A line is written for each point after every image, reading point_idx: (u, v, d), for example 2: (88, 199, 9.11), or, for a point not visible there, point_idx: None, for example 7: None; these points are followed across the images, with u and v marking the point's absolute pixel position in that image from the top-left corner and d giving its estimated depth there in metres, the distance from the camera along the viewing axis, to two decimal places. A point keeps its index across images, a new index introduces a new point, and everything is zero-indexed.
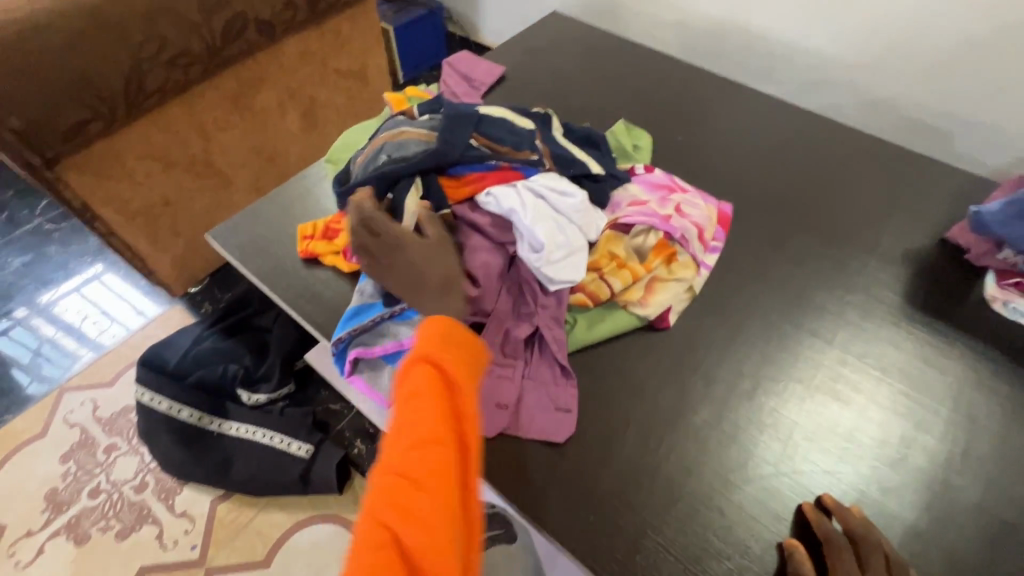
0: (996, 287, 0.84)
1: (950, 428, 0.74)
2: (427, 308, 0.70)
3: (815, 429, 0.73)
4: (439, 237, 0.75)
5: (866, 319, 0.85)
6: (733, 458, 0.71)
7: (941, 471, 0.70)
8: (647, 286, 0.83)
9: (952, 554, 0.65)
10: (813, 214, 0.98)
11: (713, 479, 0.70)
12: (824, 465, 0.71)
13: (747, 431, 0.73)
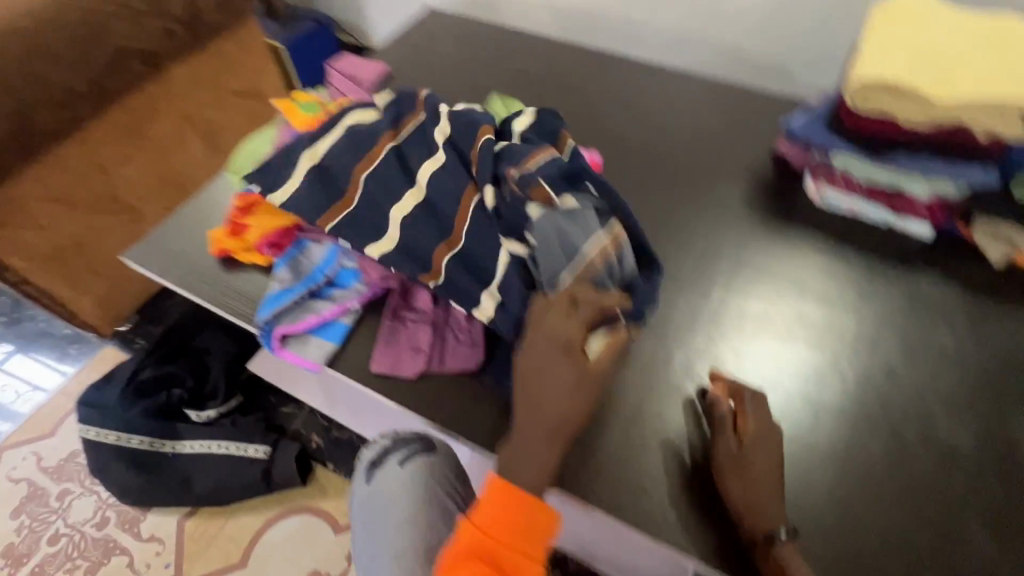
0: (813, 184, 1.01)
1: (787, 299, 0.91)
2: (531, 467, 0.70)
3: (683, 320, 0.89)
4: (597, 357, 0.72)
5: (717, 227, 1.01)
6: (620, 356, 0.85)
7: (780, 331, 0.87)
8: None
9: (793, 391, 0.81)
10: (669, 150, 1.14)
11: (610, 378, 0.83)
12: (737, 353, 0.85)
13: None
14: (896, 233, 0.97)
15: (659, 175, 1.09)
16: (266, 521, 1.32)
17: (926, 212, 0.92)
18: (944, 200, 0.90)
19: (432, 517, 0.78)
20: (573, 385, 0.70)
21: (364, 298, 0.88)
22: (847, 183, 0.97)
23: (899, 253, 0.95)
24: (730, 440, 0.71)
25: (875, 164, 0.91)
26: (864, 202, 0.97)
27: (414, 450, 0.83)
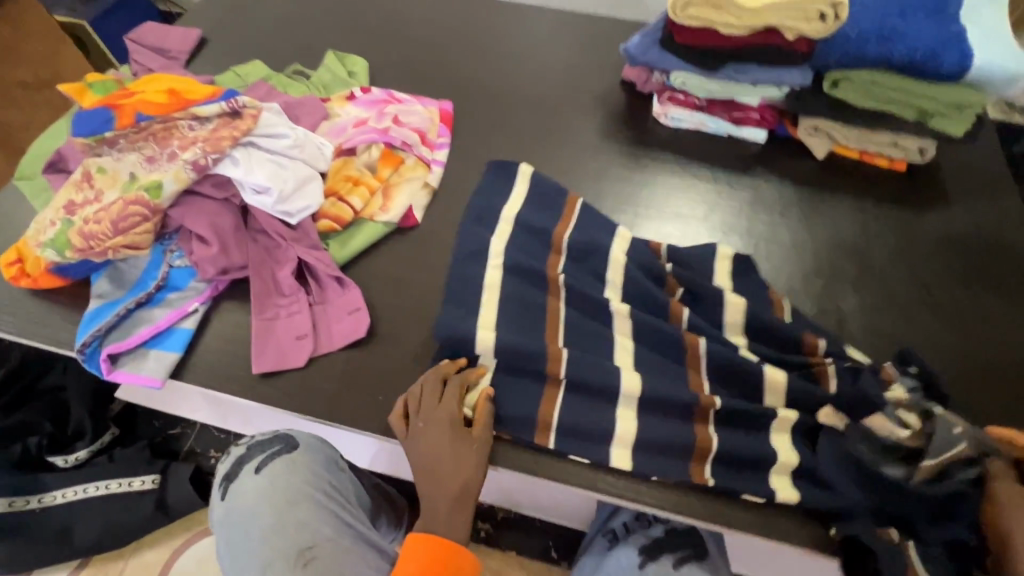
0: (659, 104, 1.04)
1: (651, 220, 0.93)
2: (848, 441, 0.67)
3: None
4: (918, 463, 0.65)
5: (576, 161, 1.01)
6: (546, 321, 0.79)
7: None
8: (384, 194, 0.89)
9: None
10: (522, 87, 1.10)
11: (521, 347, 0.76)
12: None
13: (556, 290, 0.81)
14: (736, 142, 1.02)
15: (514, 115, 1.06)
16: (173, 551, 1.22)
17: (758, 115, 0.99)
18: (770, 102, 0.97)
19: (302, 516, 0.65)
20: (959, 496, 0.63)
21: (205, 296, 0.80)
22: (687, 100, 1.01)
23: (741, 160, 1.00)
24: (453, 408, 0.68)
25: (708, 77, 0.95)
26: (705, 115, 1.01)
27: (276, 449, 0.68)
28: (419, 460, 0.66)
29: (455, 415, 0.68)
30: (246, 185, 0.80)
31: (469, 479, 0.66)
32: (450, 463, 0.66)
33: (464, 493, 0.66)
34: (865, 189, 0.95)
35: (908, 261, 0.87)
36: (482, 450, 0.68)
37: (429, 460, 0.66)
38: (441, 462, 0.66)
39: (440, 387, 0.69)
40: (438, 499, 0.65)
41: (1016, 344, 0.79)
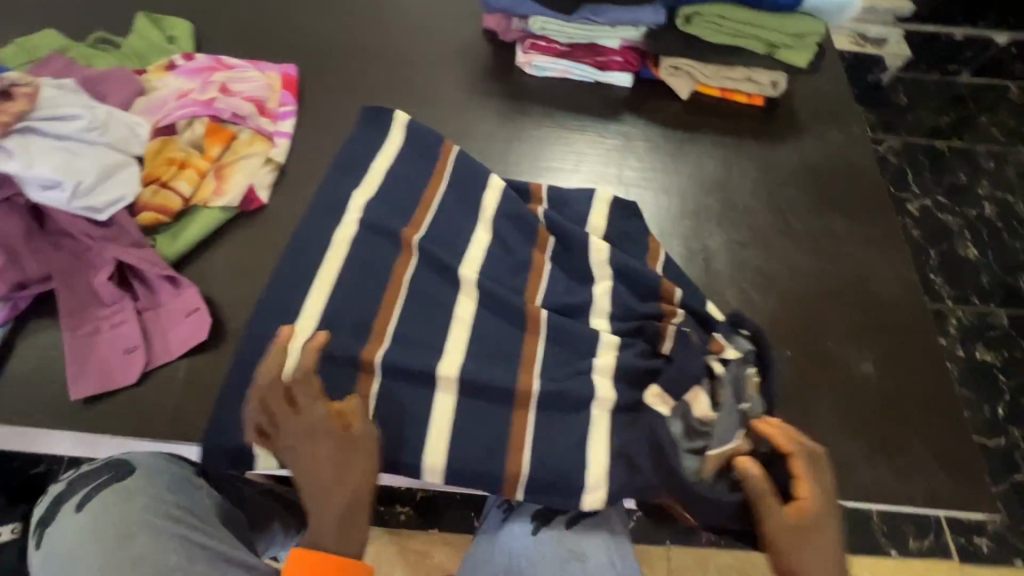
0: (522, 53, 0.98)
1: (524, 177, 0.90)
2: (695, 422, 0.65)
3: None
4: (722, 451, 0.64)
5: (442, 120, 0.94)
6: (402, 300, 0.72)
7: None
8: (217, 175, 0.78)
9: None
10: (375, 43, 1.00)
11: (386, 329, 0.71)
12: None
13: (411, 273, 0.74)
14: (603, 88, 0.99)
15: (369, 75, 0.97)
16: None
17: (622, 59, 0.96)
18: (631, 43, 0.95)
19: (140, 547, 0.56)
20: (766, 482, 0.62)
21: (3, 318, 0.67)
22: (550, 47, 0.96)
23: (608, 107, 0.98)
24: (325, 409, 0.58)
25: (567, 20, 0.91)
26: (569, 62, 0.97)
27: (104, 479, 0.61)
28: (297, 469, 0.57)
29: (326, 414, 0.58)
30: (30, 181, 0.66)
31: (356, 485, 0.58)
32: (329, 472, 0.57)
33: (354, 502, 0.57)
34: (726, 126, 0.96)
35: (765, 192, 0.90)
36: (366, 453, 0.59)
37: (310, 469, 0.57)
38: (321, 472, 0.57)
39: (308, 384, 0.58)
40: (323, 514, 0.57)
41: (862, 259, 0.85)
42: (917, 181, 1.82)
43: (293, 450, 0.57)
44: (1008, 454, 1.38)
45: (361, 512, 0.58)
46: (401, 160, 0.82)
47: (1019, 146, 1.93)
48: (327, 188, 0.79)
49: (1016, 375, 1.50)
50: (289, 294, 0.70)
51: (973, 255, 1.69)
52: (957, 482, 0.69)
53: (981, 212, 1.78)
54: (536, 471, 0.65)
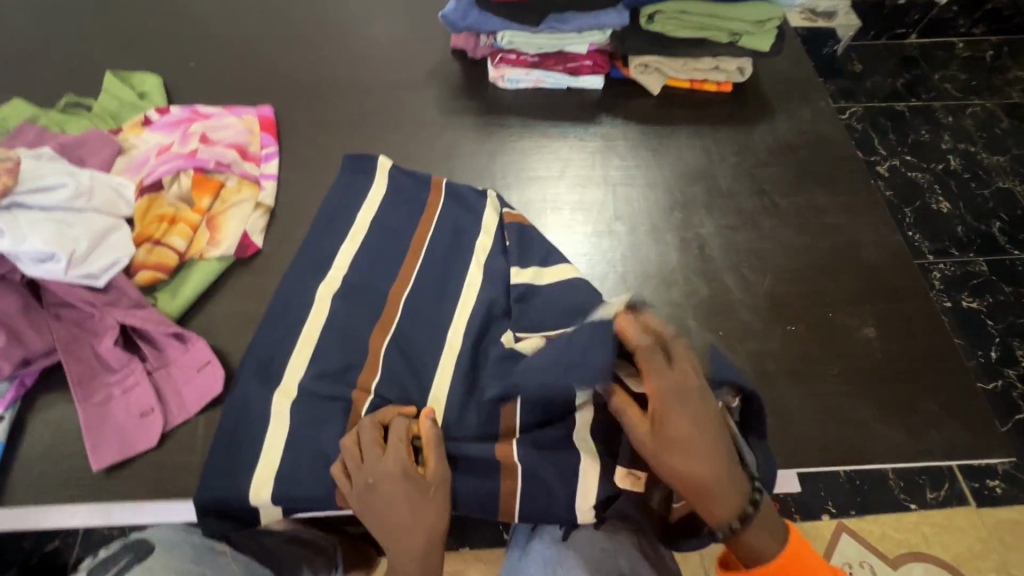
0: (493, 68, 1.00)
1: (519, 187, 0.91)
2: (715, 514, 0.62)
3: None
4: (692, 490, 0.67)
5: (425, 143, 0.95)
6: (414, 326, 0.74)
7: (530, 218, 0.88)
8: (209, 227, 0.78)
9: None
10: (348, 75, 1.01)
11: (400, 357, 0.72)
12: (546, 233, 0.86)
13: (419, 299, 0.76)
14: (577, 93, 1.01)
15: (345, 107, 0.97)
16: None
17: (591, 63, 0.98)
18: (598, 46, 0.97)
19: None
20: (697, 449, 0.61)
21: (11, 399, 0.67)
22: (520, 59, 0.98)
23: (585, 110, 1.00)
24: (401, 457, 0.63)
25: (533, 32, 0.94)
26: (541, 72, 0.99)
27: (128, 560, 0.65)
28: (371, 512, 0.62)
29: (410, 462, 0.63)
30: (22, 257, 0.66)
31: (434, 519, 0.63)
32: (408, 514, 0.62)
33: (430, 536, 0.63)
34: (700, 115, 0.99)
35: (747, 175, 0.92)
36: (443, 488, 0.64)
37: (389, 517, 0.62)
38: (398, 518, 0.62)
39: (394, 437, 0.64)
40: (402, 551, 0.62)
41: (848, 228, 0.87)
42: (883, 143, 1.88)
43: (375, 495, 0.62)
44: (1007, 395, 1.43)
45: (440, 539, 0.63)
46: (391, 190, 0.84)
47: (973, 99, 2.01)
48: (321, 227, 0.80)
49: (1003, 318, 1.55)
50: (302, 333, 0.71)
51: (946, 208, 1.74)
52: (970, 433, 0.72)
53: (948, 166, 1.85)
54: (564, 475, 0.67)
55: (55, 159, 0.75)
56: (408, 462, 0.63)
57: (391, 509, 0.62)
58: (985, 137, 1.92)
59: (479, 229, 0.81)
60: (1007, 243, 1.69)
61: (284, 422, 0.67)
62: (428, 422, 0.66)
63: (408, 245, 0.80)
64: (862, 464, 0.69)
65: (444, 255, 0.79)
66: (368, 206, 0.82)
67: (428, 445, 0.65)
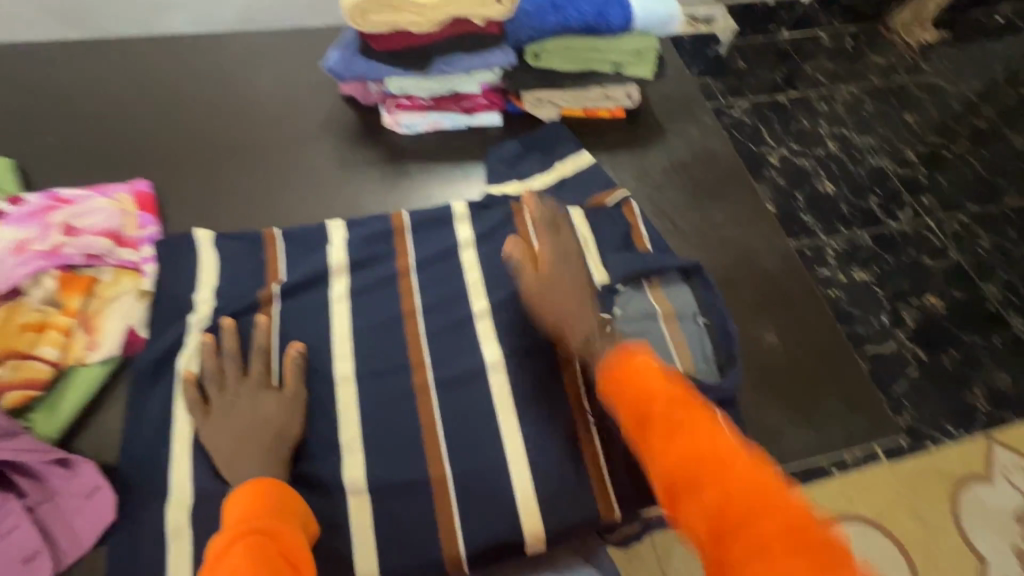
0: (388, 114, 0.98)
1: None
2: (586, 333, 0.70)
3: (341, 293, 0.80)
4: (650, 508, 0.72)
5: (326, 197, 0.91)
6: (332, 404, 0.72)
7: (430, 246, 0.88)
8: (86, 327, 0.71)
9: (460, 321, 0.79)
10: (232, 134, 0.95)
11: (322, 438, 0.70)
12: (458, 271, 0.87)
13: (336, 374, 0.74)
14: (477, 130, 1.01)
15: (232, 169, 0.92)
16: None
17: (485, 101, 0.99)
18: (491, 85, 0.98)
19: None
20: (571, 269, 0.77)
21: None
22: (413, 102, 0.97)
23: (486, 149, 1.00)
24: (260, 376, 0.69)
25: (424, 76, 0.93)
26: (436, 114, 0.99)
27: None
28: (224, 439, 0.64)
29: (266, 379, 0.70)
30: None
31: (284, 424, 0.66)
32: (246, 415, 0.66)
33: (272, 442, 0.65)
34: (597, 141, 1.02)
35: (647, 198, 0.97)
36: (294, 399, 0.69)
37: (234, 430, 0.65)
38: (242, 425, 0.65)
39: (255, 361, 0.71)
40: (233, 452, 0.64)
41: (743, 237, 0.93)
42: (770, 134, 2.04)
43: (220, 416, 0.66)
44: (900, 354, 1.59)
45: (288, 445, 0.66)
46: (295, 262, 0.81)
47: (841, 85, 2.22)
48: (224, 309, 0.76)
49: (889, 284, 1.72)
50: (206, 430, 0.66)
51: (830, 189, 1.91)
52: (864, 417, 0.79)
53: (828, 150, 2.02)
54: (502, 533, 0.66)
55: None
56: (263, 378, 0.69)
57: (228, 416, 0.66)
58: (855, 120, 2.13)
59: (391, 287, 0.81)
60: (883, 215, 1.88)
61: (194, 533, 0.62)
62: (294, 353, 0.72)
63: (318, 316, 0.77)
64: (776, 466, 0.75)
65: (359, 321, 0.78)
66: (273, 281, 0.79)
67: (289, 372, 0.71)
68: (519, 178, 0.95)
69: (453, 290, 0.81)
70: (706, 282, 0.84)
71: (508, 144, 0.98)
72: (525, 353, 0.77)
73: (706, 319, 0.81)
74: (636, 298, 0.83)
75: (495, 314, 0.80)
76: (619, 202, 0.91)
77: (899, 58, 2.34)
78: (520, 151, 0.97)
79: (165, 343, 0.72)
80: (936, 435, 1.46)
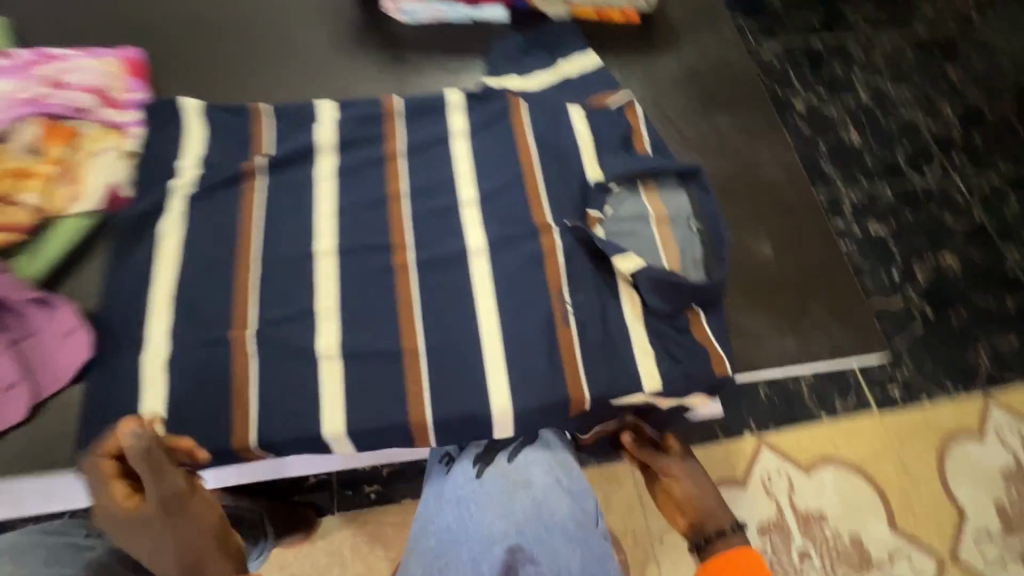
0: (388, 0, 0.94)
1: None
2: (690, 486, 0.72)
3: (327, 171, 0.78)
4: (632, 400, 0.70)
5: (318, 81, 0.89)
6: (312, 275, 0.71)
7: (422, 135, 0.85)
8: (68, 179, 0.70)
9: (447, 207, 0.77)
10: (227, 11, 0.92)
11: (299, 307, 0.70)
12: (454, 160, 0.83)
13: (317, 249, 0.73)
14: (480, 25, 0.97)
15: (227, 46, 0.89)
16: None
17: None
18: None
19: None
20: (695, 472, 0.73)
21: None
22: None
23: (489, 44, 0.95)
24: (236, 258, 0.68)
25: None
26: (439, 3, 0.94)
27: None
28: None
29: None
30: None
31: None
32: None
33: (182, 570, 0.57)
34: (606, 45, 0.97)
35: (652, 104, 0.92)
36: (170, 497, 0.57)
37: None
38: None
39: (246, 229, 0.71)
40: None
41: (749, 151, 0.89)
42: (799, 79, 1.93)
43: None
44: (906, 309, 1.54)
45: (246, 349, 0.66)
46: (282, 138, 0.80)
47: (882, 32, 2.08)
48: (207, 177, 0.75)
49: (904, 239, 1.66)
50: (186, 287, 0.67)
51: (855, 140, 1.83)
52: (852, 334, 0.77)
53: (858, 99, 1.92)
54: (471, 408, 0.67)
55: None
56: (116, 505, 0.56)
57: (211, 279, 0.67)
58: (892, 70, 2.00)
59: (379, 170, 0.79)
60: (909, 170, 1.79)
61: (171, 380, 0.64)
62: (130, 436, 0.56)
63: (303, 191, 0.76)
64: (755, 372, 0.74)
65: (344, 200, 0.76)
66: (258, 154, 0.78)
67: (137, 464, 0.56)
68: (519, 74, 0.90)
69: (442, 177, 0.79)
70: (701, 187, 0.81)
71: (512, 37, 0.92)
72: (509, 242, 0.75)
73: (699, 226, 0.79)
74: (630, 201, 0.80)
75: (482, 203, 0.78)
76: (624, 101, 0.86)
77: (950, 7, 2.18)
78: (525, 47, 0.92)
79: (148, 203, 0.72)
80: (933, 390, 1.44)
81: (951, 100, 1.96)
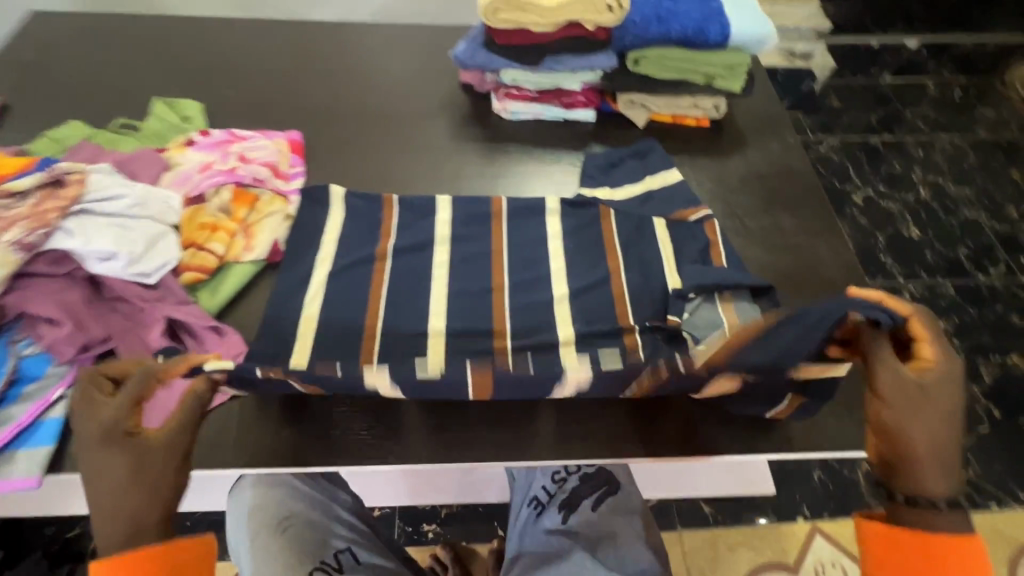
0: (498, 101, 1.13)
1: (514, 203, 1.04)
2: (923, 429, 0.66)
3: (442, 239, 0.94)
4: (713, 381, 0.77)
5: (436, 162, 1.07)
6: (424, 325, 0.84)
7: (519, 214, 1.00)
8: (245, 234, 0.89)
9: (539, 276, 0.90)
10: (369, 104, 1.14)
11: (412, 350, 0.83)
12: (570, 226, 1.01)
13: (430, 302, 0.87)
14: (571, 124, 1.14)
15: (366, 132, 1.10)
16: None
17: (584, 98, 1.11)
18: (591, 85, 1.10)
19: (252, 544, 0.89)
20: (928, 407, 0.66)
21: (70, 380, 0.75)
22: (522, 93, 1.11)
23: (579, 139, 1.12)
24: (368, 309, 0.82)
25: (533, 71, 1.06)
26: (540, 105, 1.12)
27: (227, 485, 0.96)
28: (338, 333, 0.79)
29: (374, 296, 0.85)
30: (88, 256, 0.76)
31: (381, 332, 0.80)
32: None
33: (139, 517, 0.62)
34: (680, 145, 1.11)
35: (721, 199, 1.04)
36: (174, 448, 0.64)
37: None
38: None
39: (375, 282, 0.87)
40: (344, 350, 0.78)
41: (811, 246, 0.99)
42: (858, 173, 2.02)
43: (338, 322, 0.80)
44: (972, 408, 1.52)
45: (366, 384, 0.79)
46: (406, 212, 0.97)
47: (942, 134, 2.16)
48: (347, 237, 0.92)
49: (970, 337, 1.65)
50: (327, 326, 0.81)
51: (916, 235, 1.87)
52: None
53: (919, 195, 1.98)
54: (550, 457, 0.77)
55: (78, 173, 0.80)
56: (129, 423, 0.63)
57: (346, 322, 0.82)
58: (953, 170, 2.06)
59: (483, 241, 0.94)
60: (973, 268, 1.81)
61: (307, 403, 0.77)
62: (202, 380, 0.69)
63: (421, 253, 0.92)
64: (793, 452, 0.80)
65: (454, 264, 0.91)
66: (386, 236, 0.93)
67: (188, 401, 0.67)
68: (610, 186, 1.02)
69: (535, 251, 0.93)
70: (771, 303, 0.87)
71: (600, 154, 1.06)
72: (591, 311, 0.86)
73: None
74: (706, 307, 0.86)
75: (569, 275, 0.90)
76: (702, 218, 0.96)
77: (1013, 113, 2.24)
78: (613, 160, 1.05)
79: (300, 257, 0.89)
80: (1001, 496, 1.39)
81: (1017, 203, 1.98)
